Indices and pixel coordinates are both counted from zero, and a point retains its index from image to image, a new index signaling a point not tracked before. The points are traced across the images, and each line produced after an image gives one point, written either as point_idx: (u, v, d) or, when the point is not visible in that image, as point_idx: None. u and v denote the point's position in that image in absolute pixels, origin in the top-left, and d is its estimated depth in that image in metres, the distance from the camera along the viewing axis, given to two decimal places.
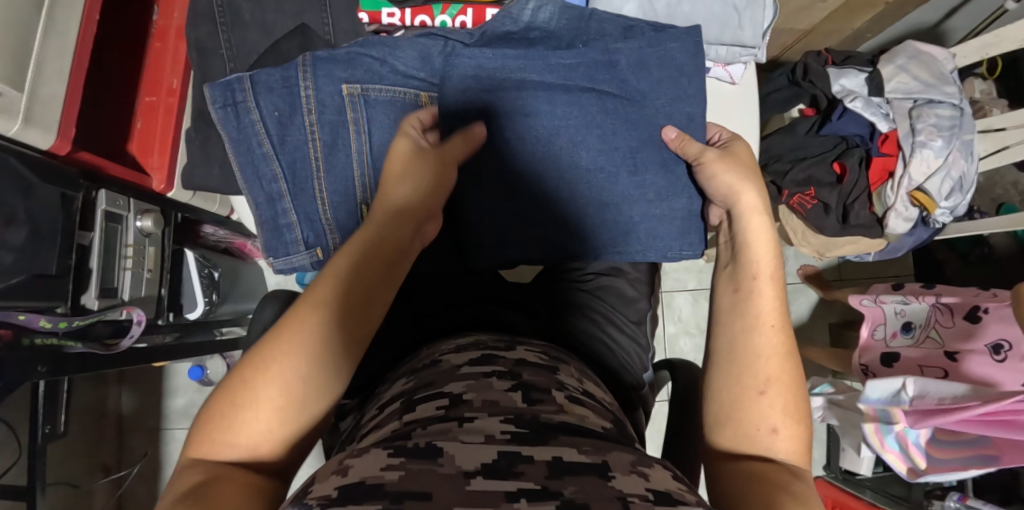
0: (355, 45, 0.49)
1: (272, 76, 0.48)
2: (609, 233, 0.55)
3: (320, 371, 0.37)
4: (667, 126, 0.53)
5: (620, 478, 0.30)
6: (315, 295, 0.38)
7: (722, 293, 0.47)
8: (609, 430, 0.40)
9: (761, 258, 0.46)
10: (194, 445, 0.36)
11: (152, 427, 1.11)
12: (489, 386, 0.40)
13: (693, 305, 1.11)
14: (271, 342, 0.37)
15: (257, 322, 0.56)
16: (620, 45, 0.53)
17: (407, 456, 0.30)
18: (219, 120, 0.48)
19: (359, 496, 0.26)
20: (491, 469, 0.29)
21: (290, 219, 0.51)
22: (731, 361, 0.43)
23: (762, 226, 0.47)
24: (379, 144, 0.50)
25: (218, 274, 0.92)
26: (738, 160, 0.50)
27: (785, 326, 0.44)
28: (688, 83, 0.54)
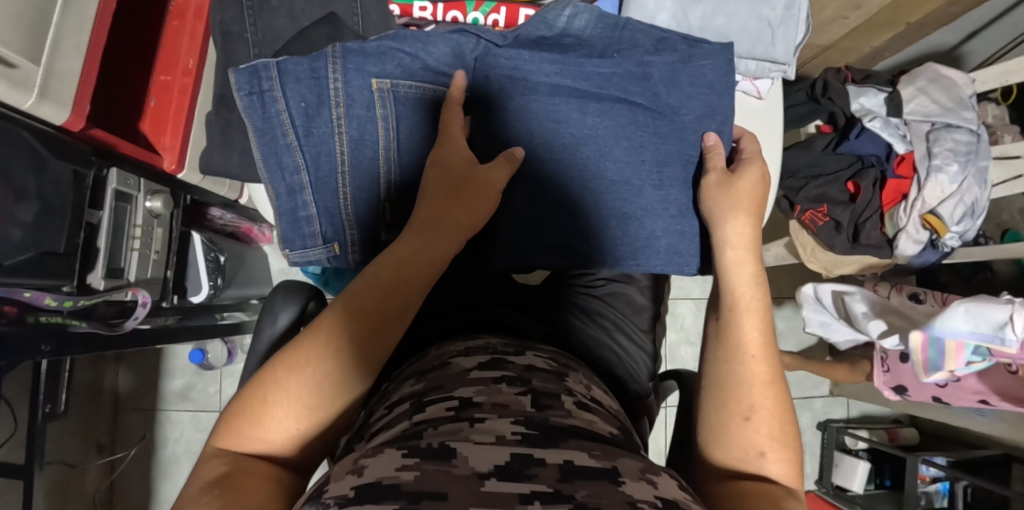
0: (387, 39, 0.48)
1: (299, 65, 0.47)
2: (631, 243, 0.54)
3: (350, 372, 0.37)
4: (708, 132, 0.53)
5: (631, 484, 0.30)
6: (352, 297, 0.39)
7: (711, 320, 0.47)
8: (616, 436, 0.39)
9: (738, 287, 0.45)
10: (220, 433, 0.36)
11: (149, 408, 1.10)
12: (498, 391, 0.40)
13: (696, 314, 1.11)
14: (308, 341, 0.37)
15: (268, 318, 0.55)
16: (654, 58, 0.53)
17: (422, 456, 0.29)
18: (245, 108, 0.47)
19: (375, 495, 0.26)
20: (505, 471, 0.29)
21: (309, 211, 0.50)
22: (717, 389, 0.42)
23: (736, 258, 0.47)
24: (406, 142, 0.49)
25: (224, 259, 0.91)
26: (739, 187, 0.49)
27: (768, 353, 0.43)
28: (721, 100, 0.54)
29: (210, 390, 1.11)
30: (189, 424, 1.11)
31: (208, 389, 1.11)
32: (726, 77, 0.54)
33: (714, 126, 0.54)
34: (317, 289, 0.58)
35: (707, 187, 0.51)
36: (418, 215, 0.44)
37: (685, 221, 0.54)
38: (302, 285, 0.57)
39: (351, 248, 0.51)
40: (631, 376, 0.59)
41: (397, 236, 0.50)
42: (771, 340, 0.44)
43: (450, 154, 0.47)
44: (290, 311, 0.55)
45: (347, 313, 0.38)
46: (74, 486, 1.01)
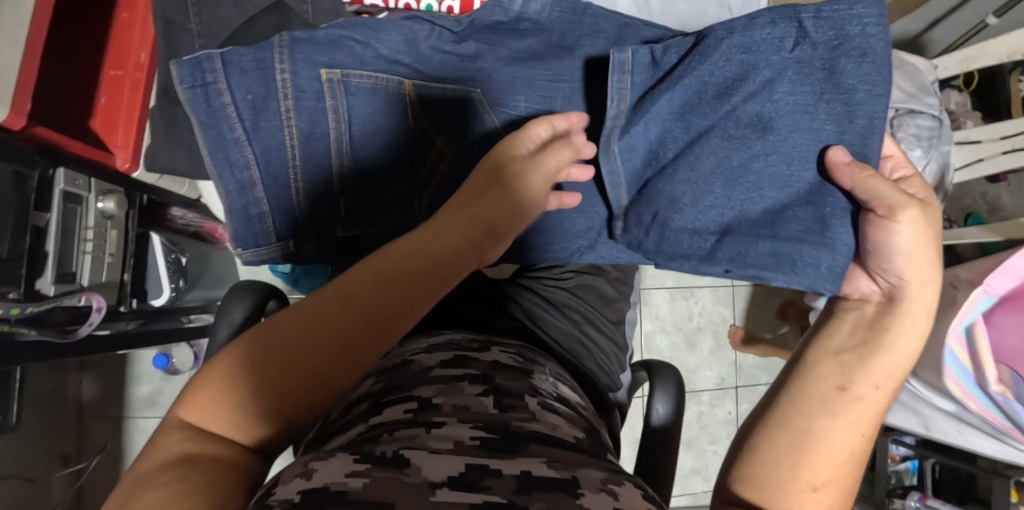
0: (337, 27, 0.45)
1: (244, 56, 0.44)
2: (696, 252, 0.50)
3: (323, 371, 0.30)
4: (841, 147, 0.43)
5: (589, 496, 0.29)
6: (351, 282, 0.33)
7: (824, 376, 0.39)
8: (582, 441, 0.39)
9: (884, 366, 0.39)
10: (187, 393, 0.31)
11: (114, 415, 1.07)
12: (460, 390, 0.39)
13: (671, 303, 1.12)
14: (287, 326, 0.31)
15: (224, 321, 0.52)
16: (777, 51, 0.44)
17: (373, 463, 0.28)
18: (188, 101, 0.44)
19: (316, 504, 0.24)
20: (459, 481, 0.28)
21: (260, 208, 0.48)
22: (797, 442, 0.37)
23: (908, 346, 0.40)
24: (361, 136, 0.47)
25: (186, 260, 0.89)
26: (932, 219, 0.41)
27: (867, 437, 0.38)
28: (877, 104, 0.43)
29: None
30: None
31: (176, 394, 1.08)
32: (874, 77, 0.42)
33: (848, 128, 0.44)
34: (274, 287, 0.56)
35: (871, 185, 0.41)
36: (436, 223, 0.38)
37: (779, 227, 0.46)
38: (256, 285, 0.55)
39: (306, 244, 0.49)
40: (601, 369, 0.59)
41: (353, 231, 0.49)
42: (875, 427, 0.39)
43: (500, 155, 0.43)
44: (245, 312, 0.53)
45: (340, 295, 0.33)
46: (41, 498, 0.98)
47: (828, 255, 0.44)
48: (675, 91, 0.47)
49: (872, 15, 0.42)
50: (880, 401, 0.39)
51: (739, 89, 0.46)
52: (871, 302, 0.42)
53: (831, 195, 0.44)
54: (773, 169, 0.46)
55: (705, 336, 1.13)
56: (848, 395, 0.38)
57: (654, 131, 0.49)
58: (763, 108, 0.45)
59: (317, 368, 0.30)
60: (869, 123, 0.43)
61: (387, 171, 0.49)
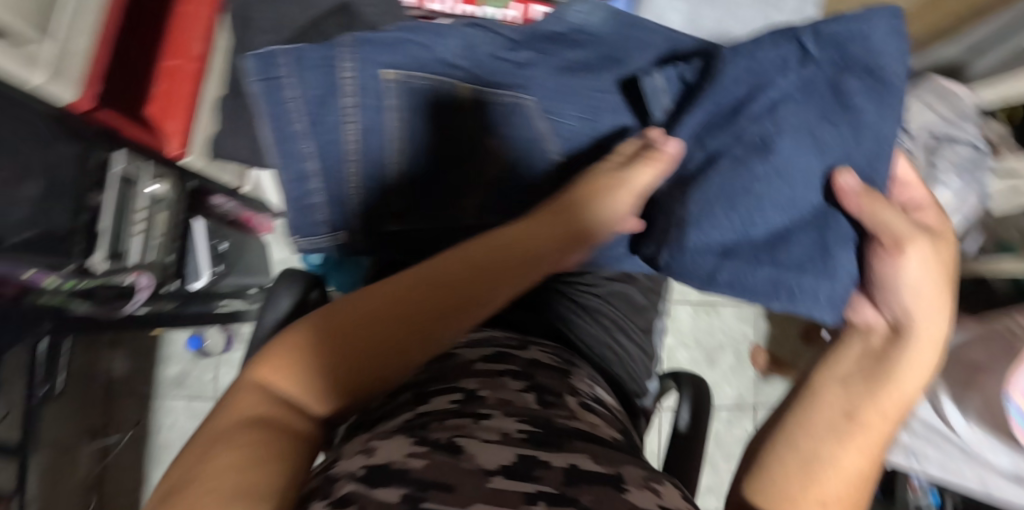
0: (401, 30, 0.47)
1: (312, 53, 0.46)
2: (697, 279, 0.46)
3: (411, 344, 0.33)
4: (850, 171, 0.42)
5: (634, 492, 0.30)
6: (442, 267, 0.36)
7: (828, 402, 0.38)
8: (619, 441, 0.39)
9: (888, 394, 0.38)
10: (265, 350, 0.32)
11: (143, 394, 1.10)
12: (502, 384, 0.40)
13: (693, 318, 1.12)
14: (385, 297, 0.34)
15: (270, 307, 0.54)
16: (784, 71, 0.45)
17: (431, 447, 0.29)
18: (258, 93, 0.47)
19: (382, 479, 0.25)
20: (511, 471, 0.29)
21: (315, 199, 0.50)
22: (802, 467, 0.36)
23: (912, 371, 0.39)
24: (418, 134, 0.49)
25: (225, 246, 0.92)
26: (939, 250, 0.41)
27: (869, 464, 0.37)
28: (880, 127, 0.43)
29: (205, 379, 1.11)
30: (184, 412, 1.10)
31: (203, 377, 1.11)
32: (881, 100, 0.43)
33: (863, 149, 0.43)
34: (317, 277, 0.58)
35: (879, 213, 0.41)
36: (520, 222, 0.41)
37: (780, 252, 0.44)
38: (301, 273, 0.57)
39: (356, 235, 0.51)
40: (630, 376, 0.59)
41: (402, 225, 0.51)
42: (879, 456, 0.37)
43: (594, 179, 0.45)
44: (290, 299, 0.55)
45: (431, 279, 0.35)
46: (69, 468, 1.01)
47: (826, 283, 0.43)
48: (696, 113, 0.47)
49: (875, 35, 0.44)
50: (886, 434, 0.37)
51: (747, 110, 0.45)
52: (875, 331, 0.41)
53: (836, 219, 0.44)
54: (777, 194, 0.43)
55: (726, 352, 1.12)
56: (855, 424, 0.37)
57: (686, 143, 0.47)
58: (766, 129, 0.44)
59: (406, 341, 0.33)
60: (876, 145, 0.43)
61: (438, 169, 0.50)
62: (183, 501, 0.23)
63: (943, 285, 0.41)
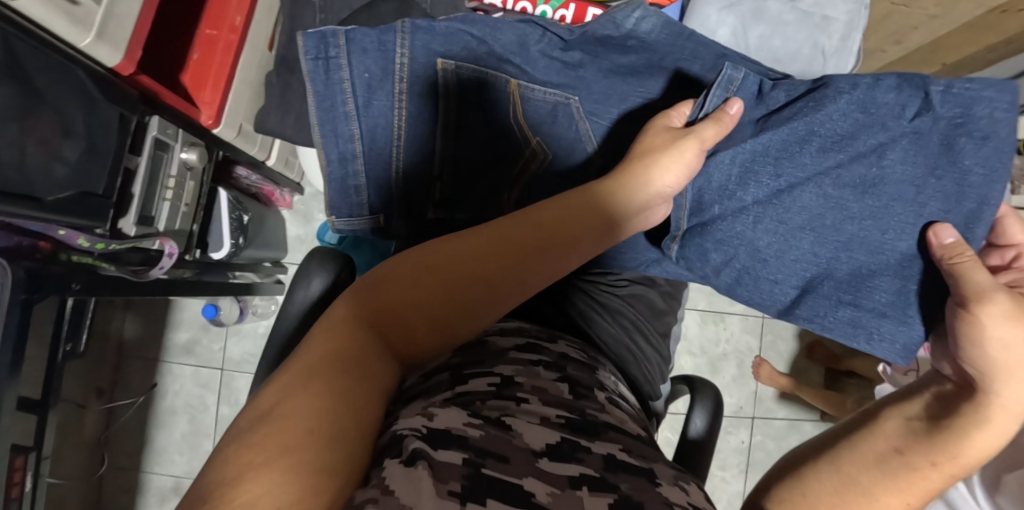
0: (456, 20, 0.47)
1: (367, 36, 0.47)
2: (778, 300, 0.55)
3: (479, 305, 0.39)
4: (947, 226, 0.47)
5: (666, 487, 0.33)
6: (507, 235, 0.41)
7: (881, 438, 0.44)
8: (645, 437, 0.41)
9: (951, 446, 0.42)
10: (357, 290, 0.38)
11: (151, 358, 1.11)
12: (538, 373, 0.42)
13: (700, 325, 1.13)
14: (449, 263, 0.39)
15: (302, 285, 0.56)
16: (894, 119, 0.49)
17: (485, 421, 0.34)
18: (309, 71, 0.47)
19: (447, 442, 0.31)
20: (556, 452, 0.33)
21: (358, 180, 0.50)
22: (840, 487, 0.42)
23: (988, 428, 0.42)
24: (466, 120, 0.50)
25: (247, 218, 0.92)
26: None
27: (913, 498, 0.42)
28: (989, 189, 0.47)
29: (213, 347, 1.12)
30: (190, 379, 1.11)
31: (211, 346, 1.12)
32: (992, 163, 0.47)
33: (963, 211, 0.48)
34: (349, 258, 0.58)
35: (959, 266, 0.45)
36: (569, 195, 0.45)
37: (862, 296, 0.51)
38: (335, 254, 0.58)
39: (396, 219, 0.52)
40: (646, 378, 0.60)
41: (444, 213, 0.52)
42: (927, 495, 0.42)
43: (649, 139, 0.48)
44: (323, 279, 0.56)
45: (498, 246, 0.40)
46: (76, 426, 1.02)
47: (906, 329, 0.50)
48: (780, 130, 0.51)
49: (1002, 102, 0.46)
50: (937, 478, 0.42)
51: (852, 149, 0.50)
52: (950, 383, 0.47)
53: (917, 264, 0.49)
54: (863, 234, 0.51)
55: (729, 362, 1.13)
56: (902, 459, 0.42)
57: (738, 164, 0.52)
58: (867, 171, 0.50)
59: (477, 302, 0.39)
60: (978, 206, 0.47)
61: (484, 159, 0.51)
62: (278, 431, 0.28)
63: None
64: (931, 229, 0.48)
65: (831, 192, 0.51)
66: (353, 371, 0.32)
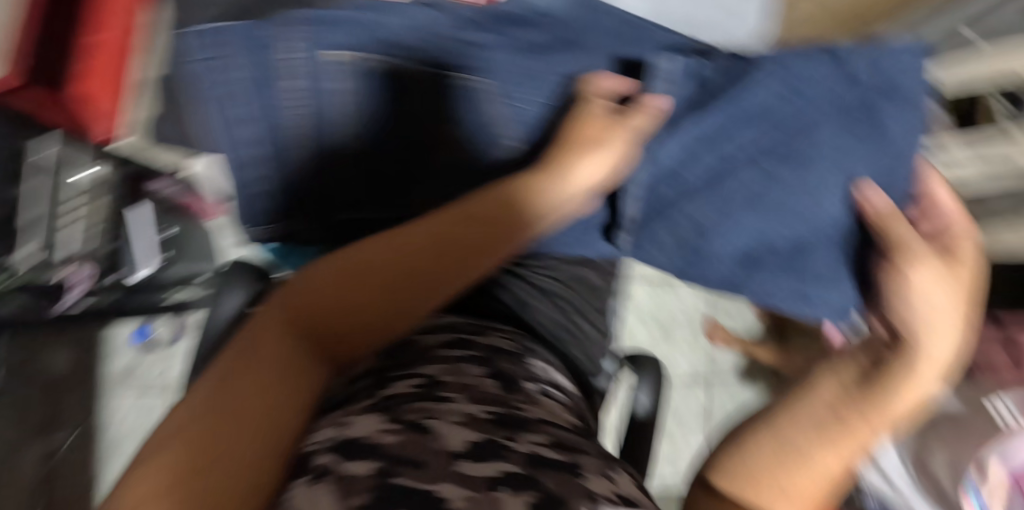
0: (341, 9, 0.48)
1: (248, 32, 0.47)
2: (726, 278, 0.54)
3: (414, 305, 0.41)
4: (874, 186, 0.48)
5: (591, 478, 0.31)
6: (445, 234, 0.42)
7: (814, 400, 0.41)
8: (580, 427, 0.42)
9: (887, 401, 0.40)
10: (298, 288, 0.38)
11: (89, 389, 1.05)
12: (464, 371, 0.41)
13: (651, 295, 1.15)
14: (388, 264, 0.40)
15: (222, 306, 0.53)
16: (816, 88, 0.49)
17: (403, 425, 0.31)
18: (198, 74, 0.49)
19: (355, 452, 0.27)
20: (476, 452, 0.29)
21: (261, 181, 0.53)
22: (776, 455, 0.38)
23: (915, 379, 0.42)
24: (364, 113, 0.50)
25: (173, 232, 0.90)
26: (958, 281, 0.45)
27: (850, 460, 0.39)
28: (901, 146, 0.48)
29: (155, 372, 1.06)
30: (133, 408, 1.06)
31: (152, 370, 1.06)
32: (908, 125, 0.48)
33: (886, 170, 0.48)
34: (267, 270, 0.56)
35: (891, 227, 0.46)
36: (505, 189, 0.45)
37: (806, 265, 0.51)
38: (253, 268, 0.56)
39: (301, 215, 0.54)
40: (586, 357, 0.60)
41: (354, 214, 0.54)
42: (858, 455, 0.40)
43: (583, 123, 0.48)
44: (242, 294, 0.54)
45: (437, 247, 0.41)
46: None
47: (842, 292, 0.51)
48: (712, 113, 0.51)
49: (913, 66, 0.48)
50: (868, 435, 0.40)
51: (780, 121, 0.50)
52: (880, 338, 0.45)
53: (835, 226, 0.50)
54: (800, 205, 0.50)
55: (682, 327, 1.16)
56: (838, 419, 0.40)
57: (684, 145, 0.51)
58: (797, 143, 0.49)
59: (412, 302, 0.40)
60: (895, 165, 0.48)
61: (388, 151, 0.52)
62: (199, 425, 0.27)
63: (959, 311, 0.44)
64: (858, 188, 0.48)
65: (763, 165, 0.51)
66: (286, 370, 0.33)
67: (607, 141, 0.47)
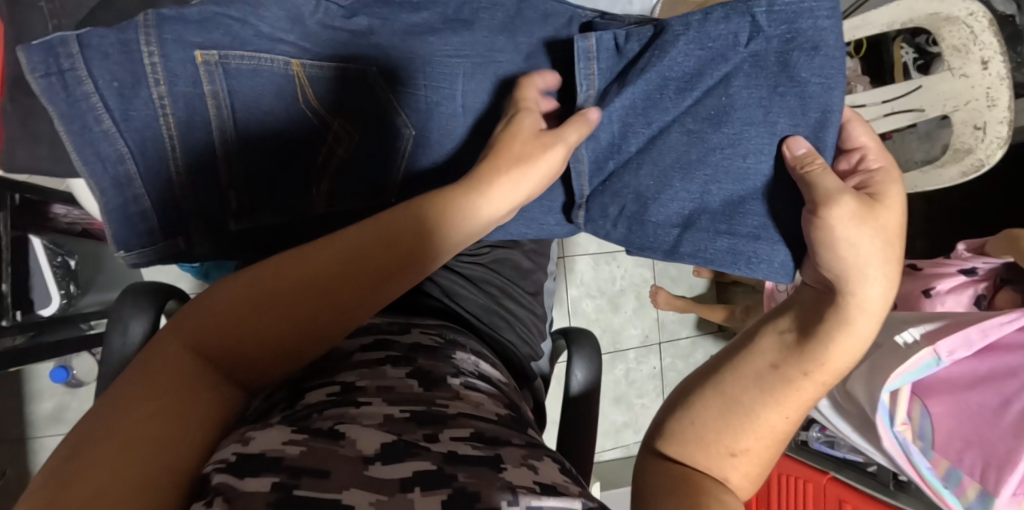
0: (209, 3, 0.42)
1: (106, 38, 0.40)
2: (662, 244, 0.50)
3: (333, 326, 0.35)
4: (799, 138, 0.43)
5: (512, 471, 0.26)
6: (363, 244, 0.36)
7: (761, 355, 0.42)
8: (505, 417, 0.35)
9: (830, 358, 0.40)
10: (202, 308, 0.33)
11: (15, 437, 0.98)
12: (383, 373, 0.35)
13: (595, 268, 1.14)
14: (300, 280, 0.34)
15: (117, 335, 0.47)
16: (732, 49, 0.44)
17: (311, 434, 0.26)
18: (43, 92, 0.40)
19: (253, 467, 0.23)
20: (392, 451, 0.25)
21: (142, 207, 0.44)
22: (723, 414, 0.40)
23: (856, 333, 0.40)
24: (255, 116, 0.45)
25: (75, 262, 0.84)
26: (886, 227, 0.39)
27: (793, 412, 0.41)
28: (830, 96, 0.43)
29: (86, 407, 1.01)
30: None
31: (85, 405, 1.01)
32: (828, 71, 0.42)
33: (810, 121, 0.44)
34: (169, 289, 0.52)
35: (815, 178, 0.41)
36: (444, 188, 0.40)
37: (737, 223, 0.47)
38: (152, 289, 0.50)
39: (196, 240, 0.46)
40: (521, 340, 0.60)
41: (247, 223, 0.47)
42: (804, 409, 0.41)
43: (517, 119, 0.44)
44: (143, 323, 0.48)
45: (355, 258, 0.35)
46: None
47: (781, 251, 0.46)
48: (637, 85, 0.47)
49: (823, 8, 0.42)
50: (811, 388, 0.40)
51: (699, 88, 0.46)
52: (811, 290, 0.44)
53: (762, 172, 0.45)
54: (728, 165, 0.46)
55: (628, 296, 1.17)
56: (779, 374, 0.41)
57: (617, 122, 0.48)
58: (718, 102, 0.45)
59: (330, 323, 0.35)
60: (822, 115, 0.43)
61: (294, 150, 0.46)
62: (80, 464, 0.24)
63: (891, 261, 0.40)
64: (791, 144, 0.43)
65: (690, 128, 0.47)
66: (181, 396, 0.29)
67: (546, 148, 0.42)
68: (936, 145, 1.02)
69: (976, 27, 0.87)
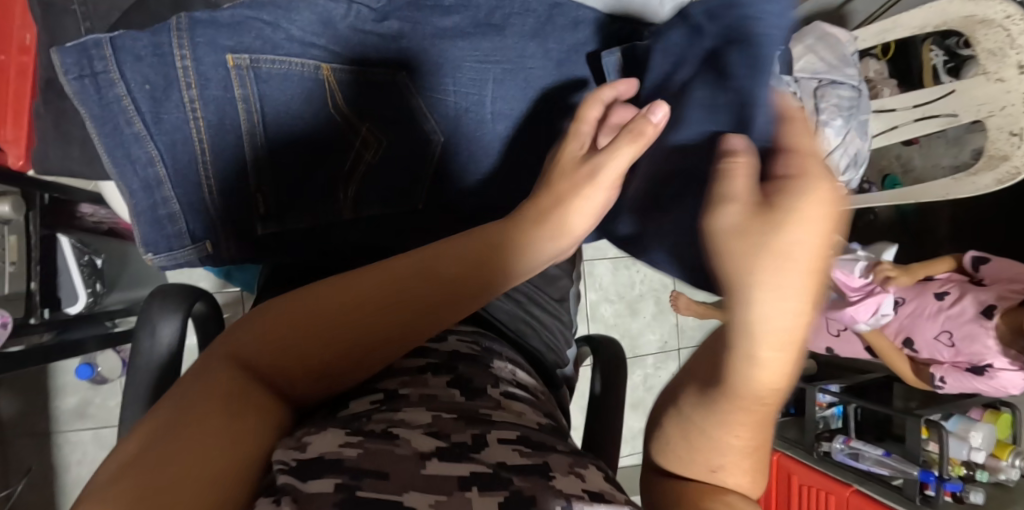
0: (242, 7, 0.43)
1: (138, 41, 0.41)
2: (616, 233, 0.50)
3: (387, 347, 0.33)
4: (740, 137, 0.32)
5: (563, 478, 0.25)
6: (428, 267, 0.35)
7: (700, 363, 0.32)
8: (547, 426, 0.34)
9: (756, 382, 0.28)
10: (265, 319, 0.33)
11: (41, 431, 1.00)
12: (426, 381, 0.35)
13: (614, 273, 1.13)
14: (360, 302, 0.33)
15: (149, 336, 0.47)
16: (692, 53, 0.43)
17: (365, 435, 0.26)
18: (76, 93, 0.40)
19: (314, 471, 0.23)
20: (448, 451, 0.25)
21: (171, 209, 0.44)
22: (682, 439, 0.33)
23: (771, 359, 0.26)
24: (285, 120, 0.45)
25: (101, 262, 0.84)
26: (777, 239, 0.25)
27: (757, 427, 0.31)
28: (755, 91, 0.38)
29: (111, 403, 1.02)
30: (93, 442, 1.02)
31: (110, 400, 1.03)
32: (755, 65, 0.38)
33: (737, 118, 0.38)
34: (199, 290, 0.52)
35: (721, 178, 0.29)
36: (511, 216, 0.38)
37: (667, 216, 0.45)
38: (180, 291, 0.50)
39: (227, 244, 0.46)
40: (548, 347, 0.59)
41: (274, 228, 0.47)
42: (768, 421, 0.31)
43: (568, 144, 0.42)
44: (173, 323, 0.48)
45: (419, 280, 0.34)
46: None
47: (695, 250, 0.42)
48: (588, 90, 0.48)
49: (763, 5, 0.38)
50: (755, 409, 0.29)
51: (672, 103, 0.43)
52: None
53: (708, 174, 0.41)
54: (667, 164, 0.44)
55: (647, 301, 1.16)
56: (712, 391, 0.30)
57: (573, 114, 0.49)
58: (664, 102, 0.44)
59: (385, 346, 0.33)
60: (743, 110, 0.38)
61: (327, 152, 0.46)
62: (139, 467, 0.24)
63: (813, 288, 0.25)
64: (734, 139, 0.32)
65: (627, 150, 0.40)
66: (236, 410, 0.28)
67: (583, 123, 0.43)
68: (966, 149, 1.01)
69: (1013, 30, 0.84)
